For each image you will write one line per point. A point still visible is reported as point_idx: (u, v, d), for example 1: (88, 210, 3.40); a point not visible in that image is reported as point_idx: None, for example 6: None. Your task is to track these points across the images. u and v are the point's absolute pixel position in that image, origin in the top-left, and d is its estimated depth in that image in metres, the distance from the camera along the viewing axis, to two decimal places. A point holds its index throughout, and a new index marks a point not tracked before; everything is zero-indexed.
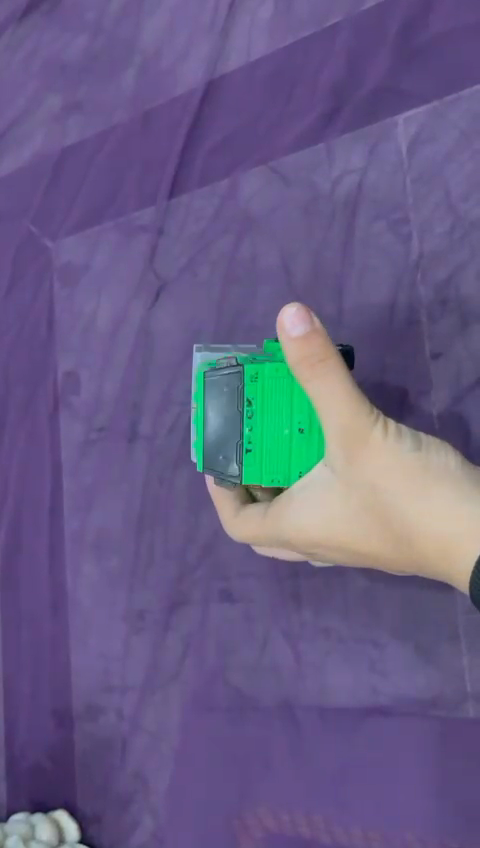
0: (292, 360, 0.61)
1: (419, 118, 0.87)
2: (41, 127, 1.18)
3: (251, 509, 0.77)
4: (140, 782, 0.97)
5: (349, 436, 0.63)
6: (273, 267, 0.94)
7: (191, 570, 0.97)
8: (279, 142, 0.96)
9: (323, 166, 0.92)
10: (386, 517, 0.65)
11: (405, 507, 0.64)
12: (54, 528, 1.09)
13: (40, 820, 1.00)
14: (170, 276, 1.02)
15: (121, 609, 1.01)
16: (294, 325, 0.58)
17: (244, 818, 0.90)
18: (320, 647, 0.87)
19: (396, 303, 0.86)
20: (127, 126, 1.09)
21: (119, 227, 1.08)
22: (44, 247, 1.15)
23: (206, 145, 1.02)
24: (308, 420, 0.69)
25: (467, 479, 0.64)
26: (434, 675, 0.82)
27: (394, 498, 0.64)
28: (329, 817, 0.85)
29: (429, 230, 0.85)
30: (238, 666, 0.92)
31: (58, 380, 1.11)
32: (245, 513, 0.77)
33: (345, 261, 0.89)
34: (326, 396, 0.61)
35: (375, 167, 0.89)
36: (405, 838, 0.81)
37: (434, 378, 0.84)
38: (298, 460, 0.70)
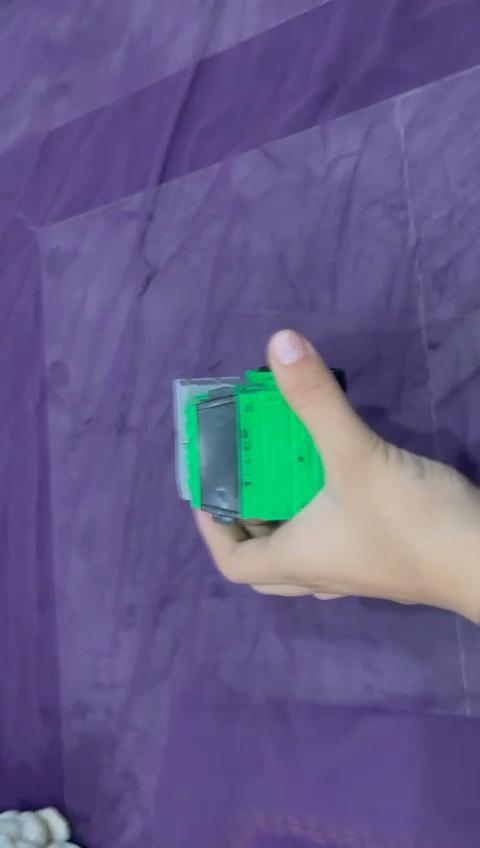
0: (287, 387, 0.58)
1: (417, 100, 0.84)
2: (27, 110, 1.15)
3: (245, 547, 0.74)
4: (129, 781, 0.95)
5: (352, 462, 0.60)
6: (265, 255, 0.91)
7: (180, 566, 0.94)
8: (272, 125, 0.93)
9: (318, 150, 0.90)
10: (391, 549, 0.63)
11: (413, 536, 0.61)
12: (41, 522, 1.06)
13: (27, 820, 0.97)
14: (160, 263, 1.00)
15: (109, 605, 0.99)
16: (289, 349, 0.55)
17: (235, 818, 0.88)
18: (313, 644, 0.85)
19: (392, 291, 0.84)
20: (116, 109, 1.06)
21: (107, 213, 1.05)
22: (30, 234, 1.12)
23: (196, 128, 0.98)
24: (306, 449, 0.67)
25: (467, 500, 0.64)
26: (429, 672, 0.80)
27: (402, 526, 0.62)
28: (322, 818, 0.83)
29: (427, 215, 0.83)
30: (230, 663, 0.90)
31: (45, 370, 1.09)
32: (239, 552, 0.74)
33: (340, 247, 0.87)
34: (325, 422, 0.59)
35: (371, 151, 0.86)
36: (399, 838, 0.79)
37: (431, 368, 0.81)
38: (300, 490, 0.67)
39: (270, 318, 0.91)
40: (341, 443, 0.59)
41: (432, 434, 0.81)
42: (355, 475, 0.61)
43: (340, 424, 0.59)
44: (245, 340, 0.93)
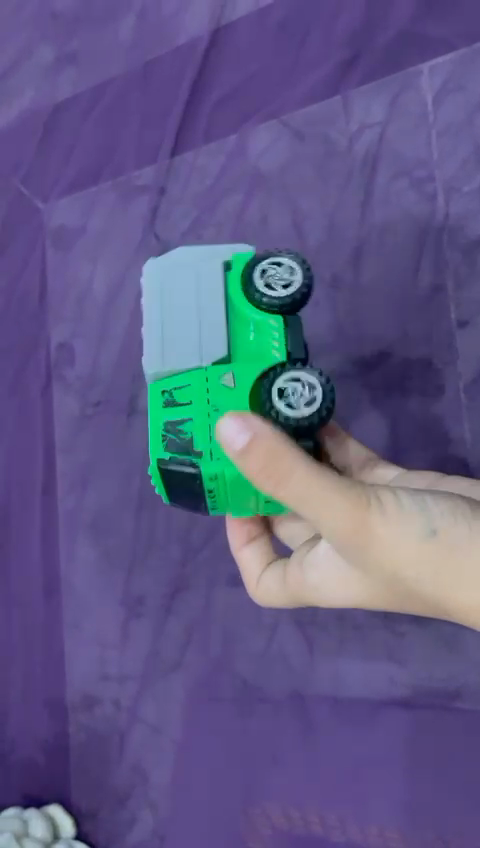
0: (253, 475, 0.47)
1: (446, 68, 0.81)
2: (31, 80, 1.10)
3: (266, 577, 0.73)
4: (140, 776, 0.91)
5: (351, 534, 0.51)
6: (284, 229, 0.87)
7: (194, 553, 0.91)
8: (291, 94, 0.89)
9: (339, 120, 0.86)
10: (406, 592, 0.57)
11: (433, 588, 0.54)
12: (47, 509, 1.02)
13: (33, 817, 0.93)
14: (172, 239, 0.95)
15: (119, 594, 0.96)
16: (240, 440, 0.45)
17: (252, 814, 0.84)
18: (334, 635, 0.83)
19: (419, 267, 0.80)
20: (125, 79, 1.02)
21: (116, 188, 1.01)
22: (35, 210, 1.08)
23: (211, 98, 0.94)
24: None
25: None
26: (457, 664, 0.77)
27: (425, 586, 0.54)
28: (343, 815, 0.80)
29: (456, 187, 0.80)
30: (245, 655, 0.87)
31: (50, 352, 1.04)
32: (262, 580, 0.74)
33: (363, 222, 0.83)
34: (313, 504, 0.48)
35: (397, 120, 0.83)
36: (425, 836, 0.76)
37: (460, 349, 0.78)
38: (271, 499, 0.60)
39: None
40: (334, 519, 0.50)
41: (460, 417, 0.77)
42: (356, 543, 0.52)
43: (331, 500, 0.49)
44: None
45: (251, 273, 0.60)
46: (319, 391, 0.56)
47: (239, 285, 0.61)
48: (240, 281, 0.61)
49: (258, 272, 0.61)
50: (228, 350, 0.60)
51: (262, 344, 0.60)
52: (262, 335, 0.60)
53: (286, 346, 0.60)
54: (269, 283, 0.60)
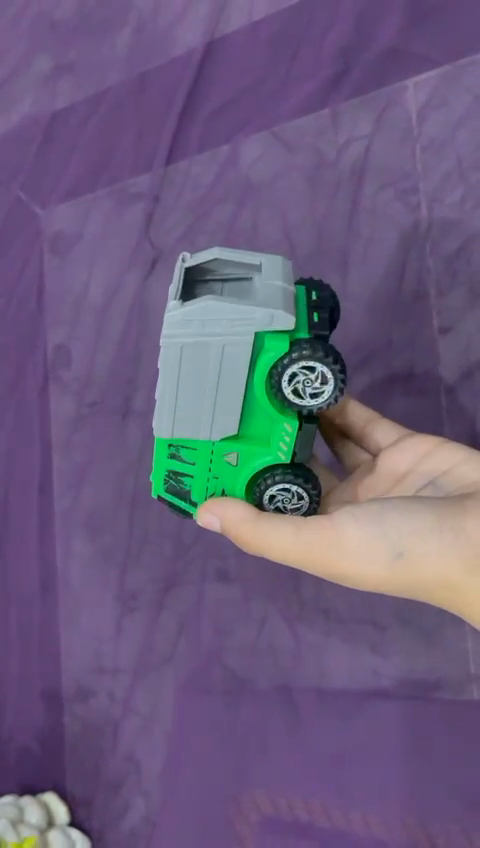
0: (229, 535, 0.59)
1: (431, 83, 0.84)
2: (30, 88, 1.13)
3: None
4: (133, 765, 0.94)
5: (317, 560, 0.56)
6: (274, 237, 0.90)
7: (185, 550, 0.94)
8: (282, 106, 0.92)
9: (328, 132, 0.89)
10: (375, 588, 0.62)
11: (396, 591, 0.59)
12: (43, 506, 1.05)
13: (29, 803, 0.96)
14: (167, 246, 0.99)
15: (113, 589, 0.99)
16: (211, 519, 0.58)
17: (240, 801, 0.87)
18: (320, 629, 0.86)
19: (403, 275, 0.83)
20: (121, 88, 1.04)
21: (112, 195, 1.04)
22: (33, 215, 1.11)
23: (205, 110, 0.97)
24: None
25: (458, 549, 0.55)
26: (437, 657, 0.80)
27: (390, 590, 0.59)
28: (327, 802, 0.82)
29: (439, 199, 0.83)
30: (235, 648, 0.90)
31: (48, 353, 1.07)
32: None
33: (351, 232, 0.86)
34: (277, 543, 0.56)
35: (383, 133, 0.86)
36: (406, 823, 0.78)
37: (441, 355, 0.81)
38: None
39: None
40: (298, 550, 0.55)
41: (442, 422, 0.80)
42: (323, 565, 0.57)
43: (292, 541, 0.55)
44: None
45: (277, 380, 0.54)
46: (307, 498, 0.61)
47: (263, 379, 0.55)
48: (263, 375, 0.55)
49: (286, 381, 0.54)
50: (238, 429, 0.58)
51: (272, 436, 0.59)
52: (275, 430, 0.58)
53: (294, 447, 0.59)
54: (298, 390, 0.55)
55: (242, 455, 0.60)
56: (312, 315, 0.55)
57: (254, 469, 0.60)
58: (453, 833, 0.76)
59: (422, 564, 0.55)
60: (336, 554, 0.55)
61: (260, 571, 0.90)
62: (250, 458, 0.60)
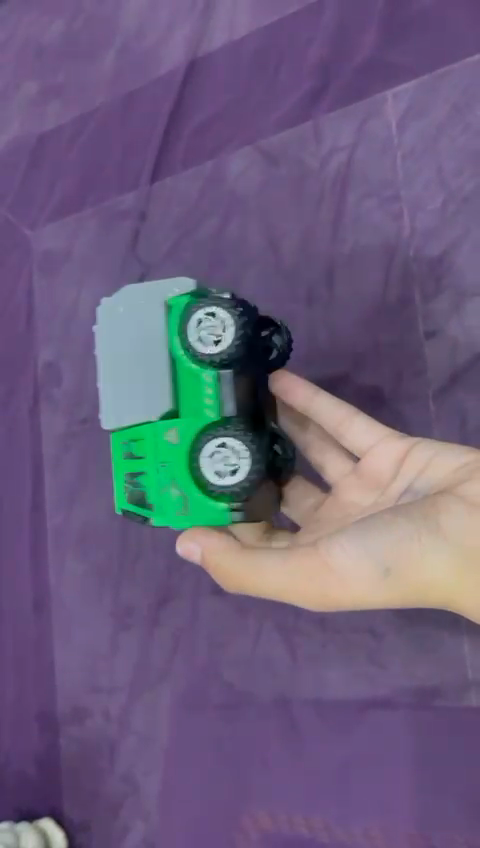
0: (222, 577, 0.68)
1: (410, 94, 0.85)
2: (18, 112, 1.16)
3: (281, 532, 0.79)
4: (131, 787, 0.93)
5: (306, 580, 0.61)
6: (260, 248, 0.92)
7: (179, 563, 0.93)
8: (265, 122, 0.94)
9: (310, 144, 0.90)
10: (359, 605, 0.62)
11: (377, 591, 0.60)
12: (37, 524, 1.05)
13: (25, 830, 0.94)
14: (154, 260, 0.99)
15: (107, 606, 0.98)
16: (191, 548, 0.70)
17: (240, 817, 0.85)
18: (317, 637, 0.84)
19: (388, 283, 0.84)
20: (108, 109, 1.06)
21: (99, 212, 1.05)
22: (22, 235, 1.12)
23: (190, 127, 0.99)
24: None
25: (444, 545, 0.58)
26: (433, 664, 0.79)
27: (373, 595, 0.61)
28: (328, 815, 0.81)
29: (421, 207, 0.83)
30: (229, 661, 0.89)
31: (38, 371, 1.08)
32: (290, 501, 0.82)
33: (335, 239, 0.87)
34: (268, 577, 0.63)
35: (364, 144, 0.87)
36: (410, 835, 0.77)
37: (428, 359, 0.81)
38: None
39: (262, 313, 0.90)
40: (282, 576, 0.63)
41: (430, 427, 0.80)
42: (312, 585, 0.61)
43: (284, 568, 0.62)
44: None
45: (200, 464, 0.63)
46: (246, 454, 0.62)
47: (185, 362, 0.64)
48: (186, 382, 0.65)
49: (205, 458, 0.63)
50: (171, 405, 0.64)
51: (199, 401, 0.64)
52: (200, 387, 0.64)
53: (220, 399, 0.64)
54: (218, 468, 0.62)
55: (183, 430, 0.64)
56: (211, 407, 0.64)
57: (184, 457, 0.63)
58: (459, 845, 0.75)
59: (412, 566, 0.59)
60: (323, 585, 0.61)
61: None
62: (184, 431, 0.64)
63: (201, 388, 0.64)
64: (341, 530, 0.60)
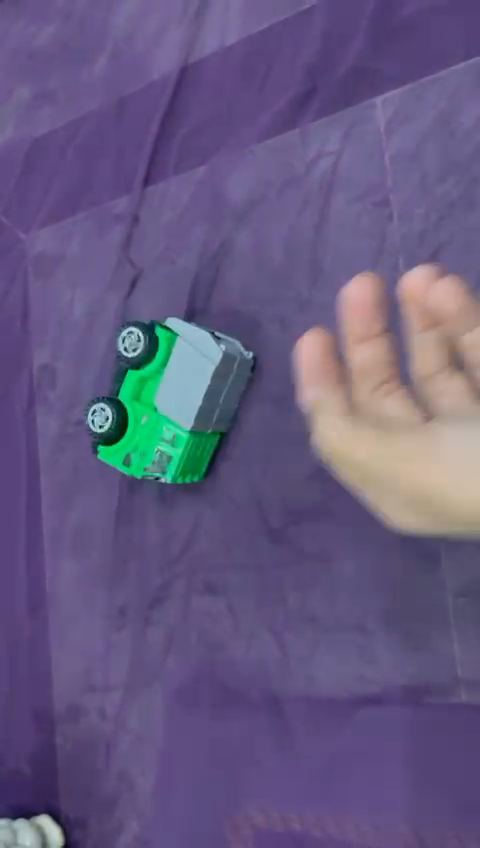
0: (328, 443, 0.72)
1: (397, 100, 0.85)
2: (12, 117, 1.17)
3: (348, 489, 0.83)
4: (125, 784, 0.94)
5: (406, 454, 0.67)
6: (249, 253, 0.93)
7: (171, 564, 0.95)
8: (254, 127, 0.94)
9: (298, 149, 0.91)
10: (428, 501, 0.66)
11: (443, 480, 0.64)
12: (32, 524, 1.07)
13: (23, 825, 0.96)
14: (147, 264, 1.01)
15: (101, 606, 0.99)
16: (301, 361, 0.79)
17: (233, 814, 0.87)
18: (308, 637, 0.85)
19: (374, 286, 0.85)
20: (101, 114, 1.07)
21: (93, 216, 1.07)
22: (17, 239, 1.14)
23: (181, 132, 1.00)
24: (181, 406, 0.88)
25: None
26: (422, 660, 0.79)
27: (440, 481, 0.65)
28: (320, 811, 0.82)
29: (409, 212, 0.84)
30: (221, 661, 0.90)
31: (33, 373, 1.10)
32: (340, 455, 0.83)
33: (320, 244, 0.89)
34: (356, 443, 0.69)
35: (352, 148, 0.87)
36: (400, 830, 0.78)
37: (416, 359, 0.82)
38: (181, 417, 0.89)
39: (253, 318, 0.92)
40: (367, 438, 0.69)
41: None
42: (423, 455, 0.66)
43: (373, 438, 0.69)
44: (230, 331, 0.93)
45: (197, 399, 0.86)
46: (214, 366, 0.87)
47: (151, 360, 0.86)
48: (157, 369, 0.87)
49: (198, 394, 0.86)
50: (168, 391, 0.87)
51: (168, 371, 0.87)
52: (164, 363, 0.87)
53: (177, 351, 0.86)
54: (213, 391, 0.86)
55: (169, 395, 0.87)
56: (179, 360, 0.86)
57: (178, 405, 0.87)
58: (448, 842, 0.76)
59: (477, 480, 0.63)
60: (426, 463, 0.65)
61: (241, 559, 0.90)
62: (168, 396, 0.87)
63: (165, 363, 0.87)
64: (440, 425, 0.66)
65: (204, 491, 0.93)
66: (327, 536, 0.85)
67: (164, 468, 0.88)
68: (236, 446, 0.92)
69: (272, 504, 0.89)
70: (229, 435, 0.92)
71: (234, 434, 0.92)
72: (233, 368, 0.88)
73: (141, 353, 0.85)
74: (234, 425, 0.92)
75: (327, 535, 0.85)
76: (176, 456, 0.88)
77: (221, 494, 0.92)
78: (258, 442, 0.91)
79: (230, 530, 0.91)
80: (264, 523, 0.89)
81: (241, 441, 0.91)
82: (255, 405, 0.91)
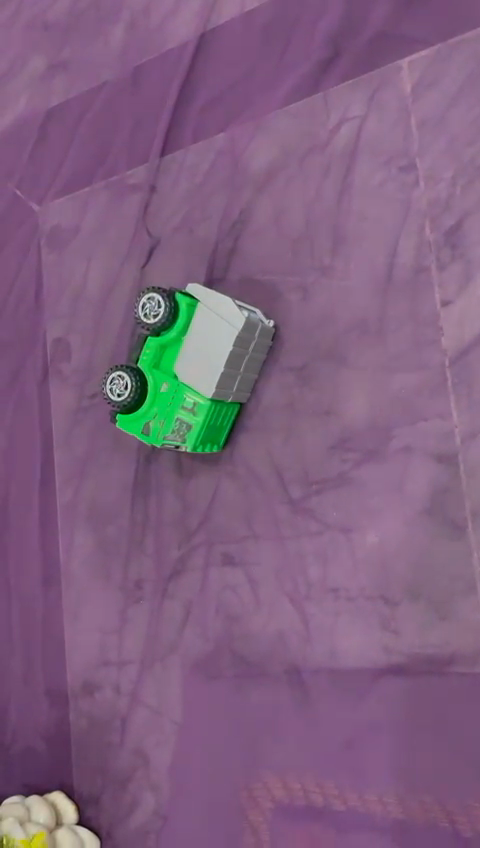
0: None
1: (423, 64, 0.84)
2: (25, 88, 1.15)
3: None
4: (141, 759, 0.93)
5: None
6: (268, 220, 0.91)
7: (188, 537, 0.93)
8: (275, 94, 0.93)
9: (321, 115, 0.89)
10: None
11: None
12: (46, 499, 1.06)
13: (35, 802, 0.93)
14: (164, 234, 0.99)
15: (117, 580, 0.98)
16: None
17: (253, 787, 0.86)
18: (329, 608, 0.84)
19: (398, 251, 0.83)
20: (117, 83, 1.06)
21: (108, 188, 1.05)
22: (31, 213, 1.13)
23: (200, 100, 0.98)
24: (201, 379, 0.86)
25: None
26: (448, 630, 0.77)
27: None
28: (342, 783, 0.81)
29: (436, 175, 0.82)
30: (241, 634, 0.89)
31: (47, 347, 1.09)
32: None
33: (340, 209, 0.87)
34: None
35: (376, 113, 0.86)
36: (424, 802, 0.76)
37: (443, 325, 0.80)
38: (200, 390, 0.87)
39: (273, 287, 0.90)
40: None
41: (444, 395, 0.80)
42: None
43: None
44: (250, 300, 0.92)
45: (218, 371, 0.83)
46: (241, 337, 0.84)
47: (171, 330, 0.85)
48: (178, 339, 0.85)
49: (220, 365, 0.83)
50: (190, 365, 0.85)
51: (186, 341, 0.85)
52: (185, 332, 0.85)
53: (198, 321, 0.85)
54: (236, 358, 0.84)
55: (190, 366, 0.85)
56: (202, 330, 0.84)
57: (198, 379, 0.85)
58: (476, 814, 0.74)
59: None
60: None
61: (261, 530, 0.89)
62: (189, 367, 0.85)
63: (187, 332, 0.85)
64: None
65: (223, 463, 0.92)
66: (348, 506, 0.84)
67: (184, 437, 0.87)
68: (255, 417, 0.90)
69: (291, 475, 0.87)
70: (247, 406, 0.91)
71: (253, 405, 0.90)
72: (255, 335, 0.85)
73: (162, 318, 0.83)
74: (252, 397, 0.90)
75: (347, 506, 0.84)
76: (196, 425, 0.86)
77: (239, 465, 0.91)
78: (276, 414, 0.89)
79: (249, 502, 0.90)
80: (284, 494, 0.88)
81: (259, 412, 0.90)
82: (274, 377, 0.89)
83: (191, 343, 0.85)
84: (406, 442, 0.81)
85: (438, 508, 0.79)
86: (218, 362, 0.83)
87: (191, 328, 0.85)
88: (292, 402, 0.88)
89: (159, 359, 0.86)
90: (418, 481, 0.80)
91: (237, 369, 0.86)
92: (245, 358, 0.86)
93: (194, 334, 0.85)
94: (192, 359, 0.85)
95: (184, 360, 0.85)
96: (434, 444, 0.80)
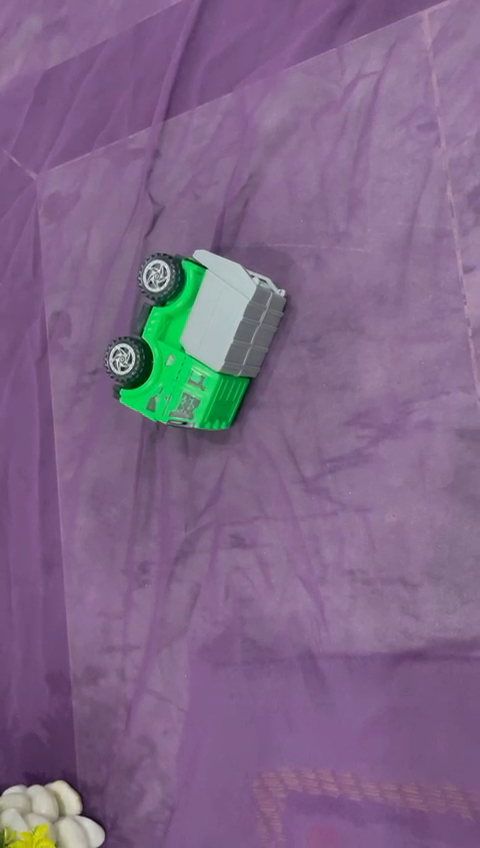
0: None
1: (445, 15, 0.78)
2: (21, 50, 1.10)
3: None
4: (148, 747, 0.90)
5: None
6: (279, 184, 0.87)
7: (195, 518, 0.89)
8: (285, 50, 0.87)
9: (335, 73, 0.84)
10: None
11: None
12: (46, 480, 1.02)
13: (38, 793, 0.89)
14: (168, 201, 0.94)
15: (121, 564, 0.94)
16: None
17: (265, 776, 0.83)
18: (346, 591, 0.80)
19: (418, 216, 0.79)
20: (116, 42, 1.00)
21: (109, 153, 1.00)
22: (27, 180, 1.08)
23: (206, 58, 0.93)
24: None
25: None
26: (470, 615, 0.73)
27: None
28: (358, 772, 0.78)
29: (458, 135, 0.77)
30: (252, 618, 0.85)
31: (45, 321, 1.04)
32: None
33: (356, 173, 0.82)
34: None
35: (395, 69, 0.81)
36: (445, 792, 0.73)
37: (467, 292, 0.76)
38: None
39: (285, 256, 0.86)
40: None
41: (469, 366, 0.75)
42: None
43: None
44: (261, 269, 0.87)
45: (228, 343, 0.78)
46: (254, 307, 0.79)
47: (178, 299, 0.79)
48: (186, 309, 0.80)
49: (230, 336, 0.78)
50: (198, 337, 0.80)
51: (194, 312, 0.80)
52: (193, 302, 0.80)
53: (206, 290, 0.80)
54: (246, 329, 0.79)
55: (198, 337, 0.80)
56: (211, 299, 0.79)
57: (206, 351, 0.79)
58: None
59: None
60: None
61: (273, 510, 0.85)
62: (196, 339, 0.80)
63: (195, 302, 0.80)
64: None
65: (231, 440, 0.88)
66: (365, 485, 0.80)
67: (192, 412, 0.82)
68: (265, 391, 0.86)
69: (304, 452, 0.83)
70: (257, 380, 0.86)
71: (263, 379, 0.86)
72: (266, 305, 0.80)
73: (167, 287, 0.77)
74: (262, 370, 0.86)
75: (364, 484, 0.80)
76: (204, 400, 0.81)
77: (249, 443, 0.86)
78: (288, 389, 0.84)
79: (259, 481, 0.86)
80: (296, 473, 0.83)
81: (270, 387, 0.86)
82: (286, 349, 0.85)
83: (198, 313, 0.80)
84: (426, 416, 0.77)
85: (461, 485, 0.75)
86: (228, 333, 0.78)
87: (199, 299, 0.80)
88: (306, 376, 0.84)
89: (166, 330, 0.81)
90: (440, 457, 0.76)
91: (247, 342, 0.81)
92: (256, 329, 0.81)
93: (202, 304, 0.80)
94: (200, 330, 0.80)
95: (191, 331, 0.80)
96: (456, 419, 0.75)
